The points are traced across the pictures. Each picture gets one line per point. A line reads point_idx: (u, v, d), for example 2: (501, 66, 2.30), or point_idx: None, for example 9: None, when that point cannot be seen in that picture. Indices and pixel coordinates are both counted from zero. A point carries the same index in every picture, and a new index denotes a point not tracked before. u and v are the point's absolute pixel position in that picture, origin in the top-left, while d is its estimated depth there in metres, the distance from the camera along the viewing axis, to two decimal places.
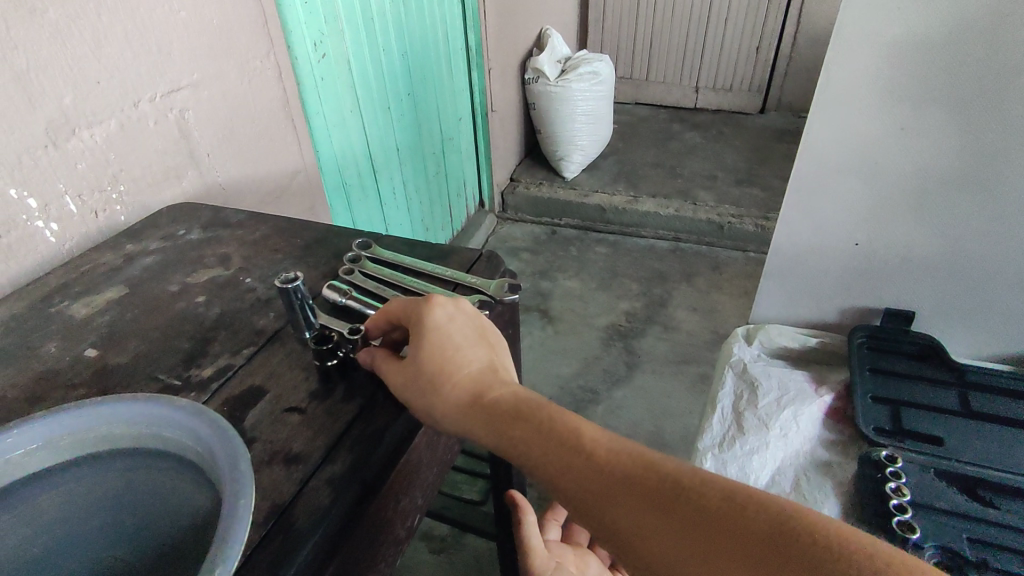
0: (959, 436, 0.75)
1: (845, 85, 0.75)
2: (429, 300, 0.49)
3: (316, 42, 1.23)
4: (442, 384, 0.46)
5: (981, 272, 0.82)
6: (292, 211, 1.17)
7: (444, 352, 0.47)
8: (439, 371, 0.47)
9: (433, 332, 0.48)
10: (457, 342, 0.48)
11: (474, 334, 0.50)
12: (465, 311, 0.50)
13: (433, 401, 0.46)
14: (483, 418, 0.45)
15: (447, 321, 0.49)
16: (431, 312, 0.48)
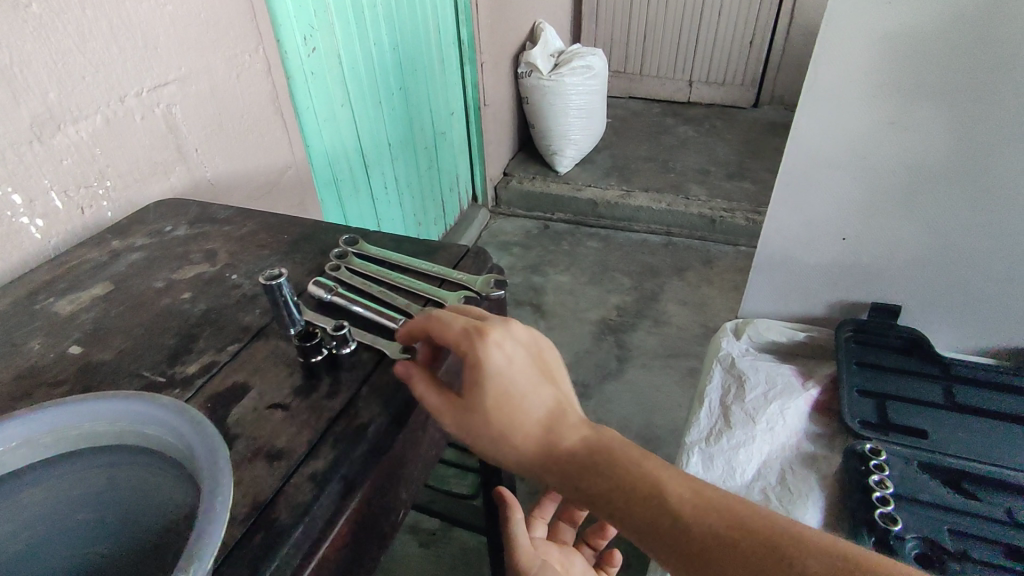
0: (944, 430, 0.75)
1: (833, 78, 0.75)
2: (485, 341, 0.46)
3: (306, 37, 1.22)
4: (508, 433, 0.47)
5: (966, 267, 0.82)
6: (282, 206, 1.16)
7: (507, 400, 0.46)
8: (503, 420, 0.46)
9: (495, 381, 0.46)
10: (520, 387, 0.47)
11: (532, 370, 0.48)
12: (519, 343, 0.48)
13: (499, 445, 0.47)
14: (550, 464, 0.47)
15: (506, 365, 0.46)
16: (488, 357, 0.46)
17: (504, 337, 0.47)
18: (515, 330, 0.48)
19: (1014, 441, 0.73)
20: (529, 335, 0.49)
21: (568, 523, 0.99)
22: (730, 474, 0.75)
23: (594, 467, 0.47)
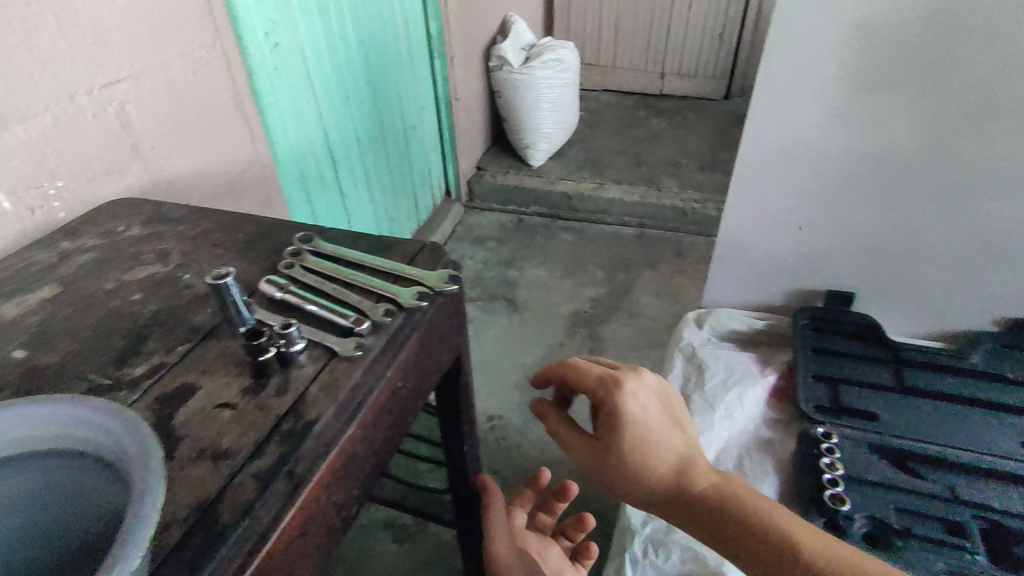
0: (895, 412, 0.78)
1: (784, 72, 0.76)
2: (620, 387, 0.56)
3: (267, 31, 1.21)
4: (642, 469, 0.55)
5: (914, 255, 0.85)
6: (246, 203, 1.15)
7: (642, 442, 0.55)
8: (637, 457, 0.55)
9: (631, 424, 0.55)
10: (653, 432, 0.56)
11: (665, 418, 0.57)
12: (651, 393, 0.58)
13: (630, 480, 0.56)
14: (675, 499, 0.55)
15: (643, 411, 0.56)
16: (628, 403, 0.56)
17: (640, 388, 0.57)
18: (649, 381, 0.59)
19: (960, 420, 0.76)
20: (658, 385, 0.59)
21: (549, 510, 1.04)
22: None
23: (716, 505, 0.54)
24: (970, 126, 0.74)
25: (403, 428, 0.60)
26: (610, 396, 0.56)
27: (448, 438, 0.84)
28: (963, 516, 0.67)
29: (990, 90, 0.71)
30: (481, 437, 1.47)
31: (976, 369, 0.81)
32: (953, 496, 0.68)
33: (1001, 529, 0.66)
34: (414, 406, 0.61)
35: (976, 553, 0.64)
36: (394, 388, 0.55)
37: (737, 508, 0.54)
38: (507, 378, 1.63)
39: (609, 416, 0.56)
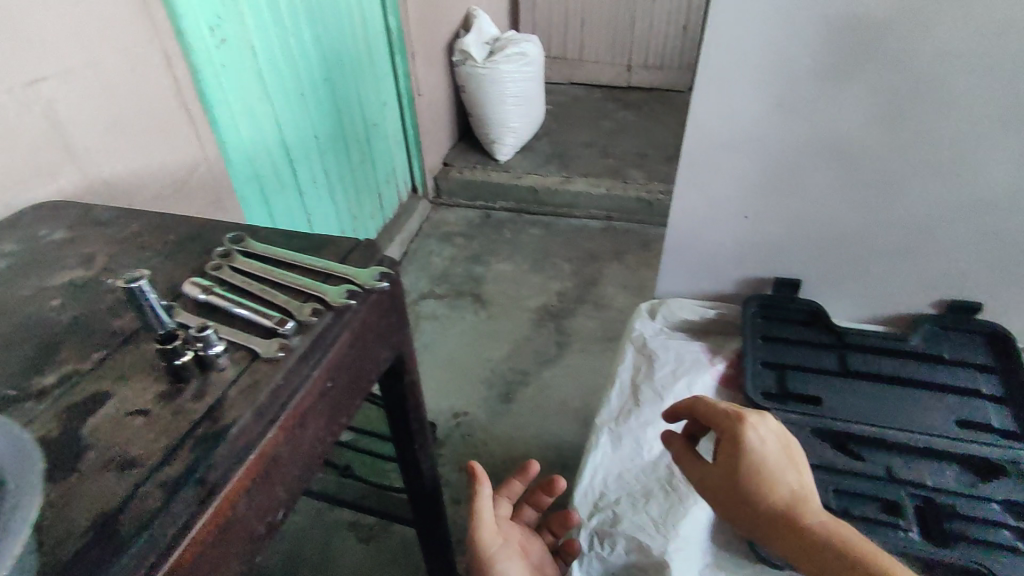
0: (838, 396, 0.79)
1: (724, 60, 0.75)
2: (742, 420, 0.59)
3: (212, 26, 1.15)
4: (755, 498, 0.56)
5: (856, 242, 0.86)
6: (196, 205, 1.12)
7: (760, 470, 0.57)
8: (754, 483, 0.56)
9: (748, 451, 0.58)
10: (773, 465, 0.57)
11: (789, 455, 0.58)
12: (772, 431, 0.59)
13: (744, 505, 0.57)
14: (786, 533, 0.54)
15: (762, 443, 0.58)
16: (750, 432, 0.58)
17: (763, 424, 0.60)
18: (773, 421, 0.61)
19: (900, 402, 0.78)
20: (784, 428, 0.61)
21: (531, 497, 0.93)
22: (637, 452, 0.77)
23: (827, 541, 0.52)
24: (905, 111, 0.74)
25: (338, 428, 0.59)
26: (731, 424, 0.60)
27: (398, 437, 0.83)
28: (898, 495, 0.69)
29: (924, 76, 0.71)
30: (447, 434, 1.46)
31: (917, 351, 0.83)
32: (888, 476, 0.71)
33: (934, 506, 0.68)
34: (349, 407, 0.60)
35: (910, 530, 0.66)
36: (323, 389, 0.54)
37: (851, 548, 0.51)
38: (473, 374, 1.63)
39: (731, 442, 0.59)
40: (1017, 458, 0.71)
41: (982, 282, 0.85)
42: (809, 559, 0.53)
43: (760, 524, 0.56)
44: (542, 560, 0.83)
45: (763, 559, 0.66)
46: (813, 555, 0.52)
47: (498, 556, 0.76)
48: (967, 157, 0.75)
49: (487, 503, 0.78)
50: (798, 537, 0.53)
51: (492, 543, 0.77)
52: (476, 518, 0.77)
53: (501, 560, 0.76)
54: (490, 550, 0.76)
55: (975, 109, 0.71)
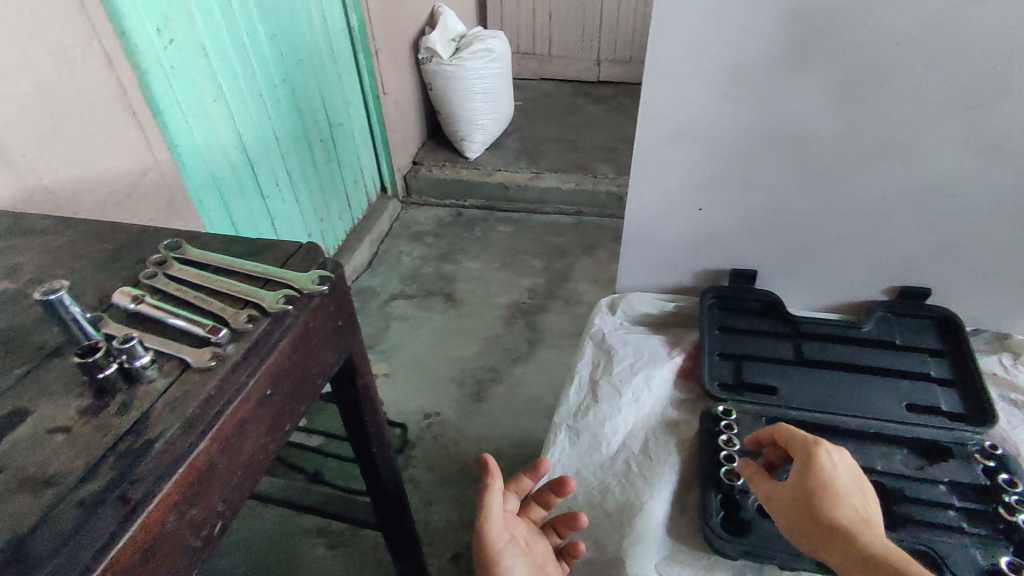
0: (792, 384, 0.81)
1: (670, 51, 0.74)
2: (820, 445, 0.62)
3: (159, 27, 1.12)
4: (818, 506, 0.57)
5: (808, 230, 0.86)
6: (149, 210, 1.09)
7: (828, 486, 0.58)
8: (822, 494, 0.58)
9: (820, 468, 0.60)
10: (842, 487, 0.58)
11: (860, 488, 0.59)
12: (848, 466, 0.61)
13: (803, 511, 0.58)
14: (841, 537, 0.54)
15: (835, 467, 0.60)
16: (826, 454, 0.61)
17: (842, 458, 0.62)
18: (848, 461, 0.62)
19: (851, 387, 0.80)
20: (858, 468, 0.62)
21: (541, 505, 0.73)
22: (595, 448, 0.76)
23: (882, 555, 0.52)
24: (851, 99, 0.73)
25: (282, 436, 0.57)
26: (808, 443, 0.63)
27: (355, 442, 0.82)
28: None
29: (871, 63, 0.70)
30: (418, 435, 1.45)
31: (869, 337, 0.85)
32: None
33: (882, 487, 0.69)
34: (294, 412, 0.58)
35: None
36: (262, 396, 0.53)
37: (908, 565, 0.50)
38: (444, 373, 1.62)
39: (806, 460, 0.61)
40: (965, 440, 0.73)
41: (928, 267, 0.86)
42: (861, 567, 0.52)
43: (813, 529, 0.56)
44: (545, 559, 0.68)
45: (718, 550, 0.65)
46: (866, 561, 0.52)
47: (505, 552, 0.64)
48: (912, 144, 0.75)
49: (497, 499, 0.65)
50: (853, 541, 0.53)
51: (498, 539, 0.65)
52: (483, 514, 0.65)
53: (504, 559, 0.64)
54: (495, 547, 0.64)
55: (919, 96, 0.71)
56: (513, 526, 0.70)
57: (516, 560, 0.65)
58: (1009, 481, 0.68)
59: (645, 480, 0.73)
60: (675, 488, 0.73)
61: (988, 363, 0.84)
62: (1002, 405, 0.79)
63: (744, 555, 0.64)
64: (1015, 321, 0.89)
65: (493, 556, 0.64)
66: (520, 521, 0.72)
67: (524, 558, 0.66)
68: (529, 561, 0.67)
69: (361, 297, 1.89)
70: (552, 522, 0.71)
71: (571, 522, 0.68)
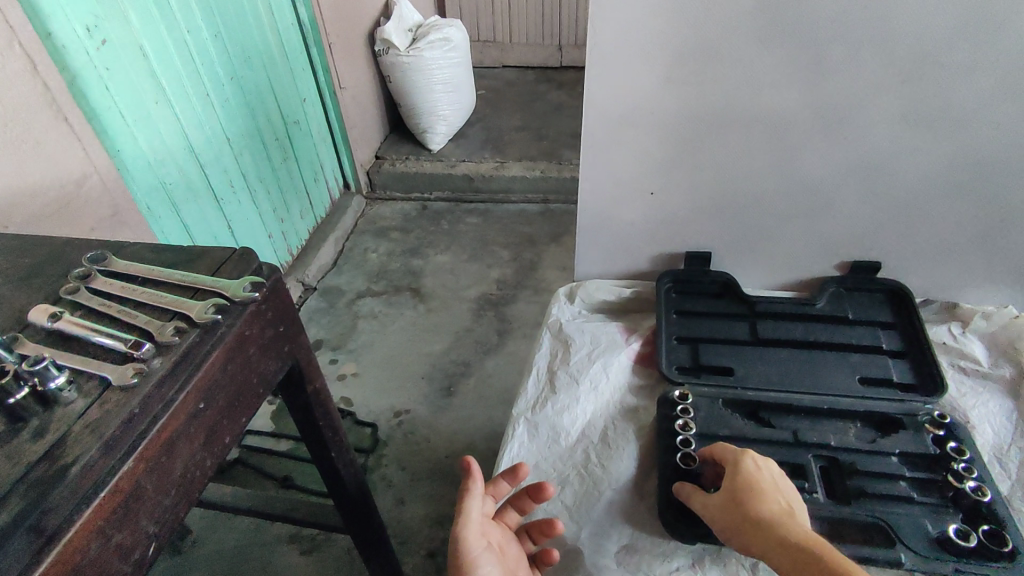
0: (748, 364, 0.82)
1: (611, 34, 0.72)
2: (745, 452, 0.65)
3: (89, 27, 1.04)
4: (744, 504, 0.60)
5: (759, 209, 0.86)
6: (89, 220, 1.02)
7: (752, 485, 0.61)
8: (748, 495, 0.60)
9: (746, 471, 0.63)
10: (765, 485, 0.61)
11: (784, 487, 0.63)
12: (771, 469, 0.64)
13: (730, 511, 0.60)
14: (765, 529, 0.57)
15: (759, 470, 0.63)
16: (750, 458, 0.64)
17: (767, 461, 0.65)
18: (775, 465, 0.66)
19: (805, 365, 0.82)
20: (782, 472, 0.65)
21: (517, 509, 0.69)
22: (554, 439, 0.76)
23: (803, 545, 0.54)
24: (802, 72, 0.72)
25: (221, 450, 0.55)
26: (735, 452, 0.66)
27: (312, 447, 0.80)
28: (804, 458, 0.71)
29: (815, 39, 0.69)
30: (389, 434, 1.44)
31: (823, 313, 0.87)
32: (794, 440, 0.73)
33: (837, 466, 0.71)
34: (233, 424, 0.56)
35: (815, 492, 0.68)
36: (194, 411, 0.51)
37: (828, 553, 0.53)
38: (414, 370, 1.60)
39: (733, 465, 0.64)
40: (916, 411, 0.75)
41: (877, 241, 0.87)
42: (784, 558, 0.54)
43: (741, 526, 0.58)
44: (518, 565, 0.64)
45: (676, 534, 0.66)
46: (787, 551, 0.54)
47: (481, 561, 0.59)
48: (855, 120, 0.75)
49: (478, 505, 0.61)
50: (775, 531, 0.56)
51: (475, 547, 0.59)
52: (462, 520, 0.59)
53: (480, 568, 0.59)
54: (471, 556, 0.59)
55: (859, 70, 0.71)
56: (489, 529, 0.65)
57: (493, 568, 0.60)
58: (957, 448, 0.70)
59: (603, 469, 0.73)
60: (633, 475, 0.73)
61: (938, 333, 0.86)
62: (951, 373, 0.81)
63: (699, 539, 0.65)
64: (964, 290, 0.91)
65: (468, 565, 0.58)
66: (495, 524, 0.67)
67: (499, 565, 0.61)
68: (505, 568, 0.62)
69: (327, 297, 1.86)
70: (528, 527, 0.67)
71: (547, 529, 0.65)
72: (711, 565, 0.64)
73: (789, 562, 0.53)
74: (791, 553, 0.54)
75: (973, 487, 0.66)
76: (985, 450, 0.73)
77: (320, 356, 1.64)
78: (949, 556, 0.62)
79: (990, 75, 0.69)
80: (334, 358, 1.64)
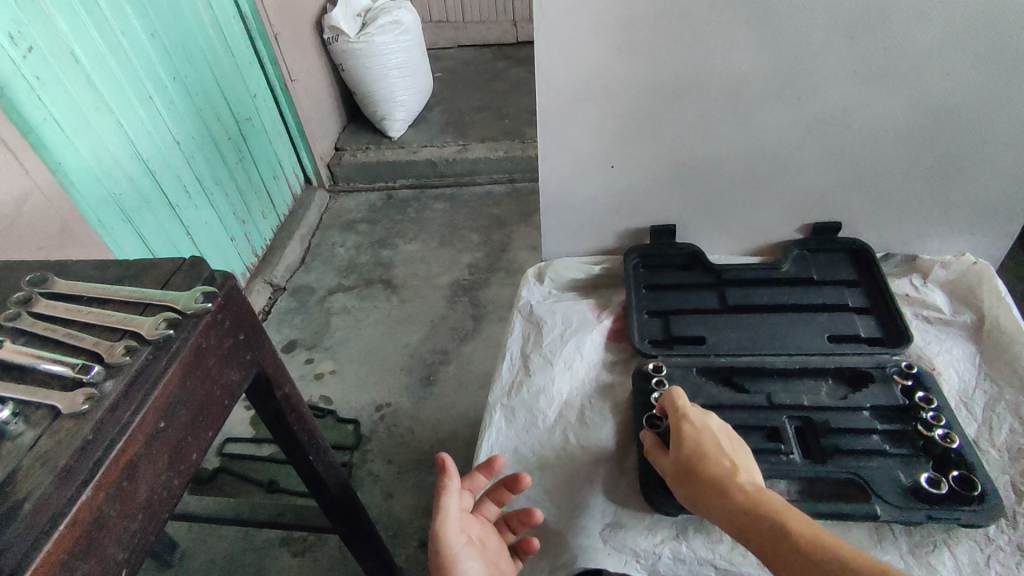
0: (719, 332, 0.83)
1: (557, 8, 0.70)
2: (688, 415, 0.65)
3: (13, 34, 0.99)
4: (692, 472, 0.60)
5: (720, 175, 0.86)
6: (37, 239, 0.96)
7: (698, 450, 0.62)
8: (695, 462, 0.61)
9: (689, 436, 0.63)
10: (708, 445, 0.62)
11: (727, 440, 0.63)
12: (712, 424, 0.64)
13: (683, 479, 0.61)
14: (715, 497, 0.58)
15: (700, 430, 0.63)
16: (689, 420, 0.64)
17: (707, 417, 0.65)
18: (716, 417, 0.66)
19: (775, 328, 0.83)
20: (724, 423, 0.66)
21: (495, 501, 0.67)
22: (533, 423, 0.75)
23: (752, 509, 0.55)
24: (758, 32, 0.71)
25: (189, 468, 0.54)
26: (678, 413, 0.66)
27: (290, 452, 0.78)
28: (779, 420, 0.72)
29: None
30: (373, 428, 1.43)
31: (788, 277, 0.88)
32: (769, 403, 0.73)
33: (811, 425, 0.72)
34: (200, 441, 0.55)
35: (792, 453, 0.69)
36: (154, 430, 0.49)
37: (777, 517, 0.54)
38: (392, 362, 1.59)
39: (676, 430, 0.65)
40: (885, 363, 0.77)
41: (837, 202, 0.88)
42: (738, 524, 0.56)
43: (695, 495, 0.59)
44: (500, 557, 0.64)
45: (660, 508, 0.66)
46: (738, 518, 0.56)
47: (462, 557, 0.59)
48: (808, 79, 0.75)
49: (456, 500, 0.62)
50: (725, 499, 0.57)
51: (456, 543, 0.60)
52: (441, 517, 0.60)
53: (462, 565, 0.59)
54: (454, 552, 0.59)
55: (809, 26, 0.70)
56: (469, 524, 0.64)
57: (474, 564, 0.60)
58: (925, 397, 0.72)
59: (582, 448, 0.73)
60: (612, 453, 0.73)
61: (900, 286, 0.88)
62: (915, 323, 0.83)
63: (683, 511, 0.66)
64: (925, 242, 0.92)
65: (451, 563, 0.58)
66: (474, 518, 0.66)
67: (481, 560, 0.61)
68: (486, 562, 0.62)
69: (298, 296, 1.82)
70: (507, 518, 0.67)
71: (526, 519, 0.64)
72: (695, 534, 0.65)
73: (742, 529, 0.55)
74: (742, 520, 0.55)
75: (943, 434, 0.68)
76: (952, 396, 0.75)
77: (296, 357, 1.62)
78: (923, 504, 0.64)
79: (938, 25, 0.69)
80: (310, 358, 1.61)
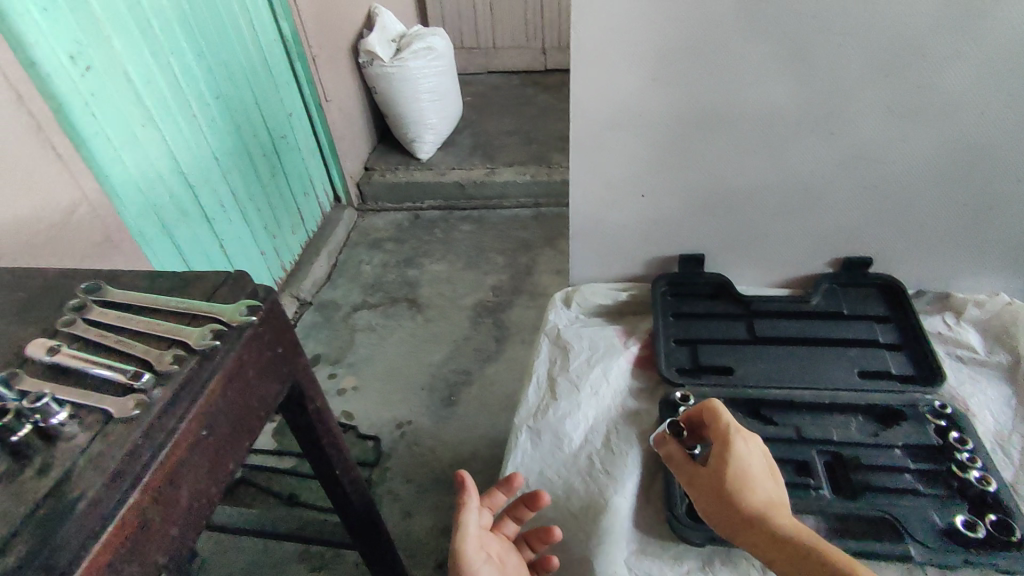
0: (747, 363, 0.83)
1: (595, 41, 0.72)
2: (739, 433, 0.62)
3: (74, 54, 1.04)
4: (739, 495, 0.58)
5: (751, 207, 0.87)
6: (83, 248, 1.00)
7: (747, 474, 0.59)
8: (743, 485, 0.58)
9: (740, 457, 0.60)
10: (756, 472, 0.60)
11: (769, 468, 0.62)
12: (757, 447, 0.62)
13: (724, 499, 0.58)
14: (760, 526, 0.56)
15: (749, 453, 0.61)
16: (740, 438, 0.62)
17: (752, 437, 0.63)
18: (758, 440, 0.64)
19: (804, 361, 0.83)
20: (763, 447, 0.64)
21: (514, 519, 0.69)
22: (558, 446, 0.76)
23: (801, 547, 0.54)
24: (792, 68, 0.72)
25: (227, 476, 0.55)
26: (727, 428, 0.63)
27: (316, 466, 0.79)
28: (808, 455, 0.72)
29: (798, 36, 0.70)
30: (393, 446, 1.44)
31: (818, 310, 0.88)
32: (798, 437, 0.73)
33: (841, 461, 0.71)
34: (238, 449, 0.56)
35: (821, 489, 0.69)
36: (197, 438, 0.50)
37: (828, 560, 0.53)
38: (415, 380, 1.60)
39: (721, 444, 0.62)
40: (916, 402, 0.76)
41: (869, 237, 0.88)
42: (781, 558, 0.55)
43: (736, 519, 0.57)
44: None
45: (686, 538, 0.66)
46: (783, 552, 0.55)
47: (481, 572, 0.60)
48: (842, 115, 0.76)
49: (475, 517, 0.62)
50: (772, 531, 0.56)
51: (476, 560, 0.60)
52: (460, 535, 0.61)
53: None
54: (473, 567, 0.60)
55: (843, 64, 0.71)
56: (488, 542, 0.65)
57: None
58: (960, 438, 0.71)
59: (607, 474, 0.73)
60: (638, 479, 0.73)
61: (933, 323, 0.87)
62: (948, 362, 0.82)
63: (709, 541, 0.65)
64: (958, 279, 0.91)
65: None
66: (493, 536, 0.67)
67: None
68: None
69: (324, 311, 1.85)
70: (526, 537, 0.68)
71: (544, 536, 0.66)
72: (721, 566, 0.65)
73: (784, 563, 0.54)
74: (787, 555, 0.54)
75: (978, 477, 0.67)
76: (987, 437, 0.74)
77: (320, 371, 1.64)
78: (958, 547, 0.63)
79: (972, 67, 0.70)
80: (334, 373, 1.64)
